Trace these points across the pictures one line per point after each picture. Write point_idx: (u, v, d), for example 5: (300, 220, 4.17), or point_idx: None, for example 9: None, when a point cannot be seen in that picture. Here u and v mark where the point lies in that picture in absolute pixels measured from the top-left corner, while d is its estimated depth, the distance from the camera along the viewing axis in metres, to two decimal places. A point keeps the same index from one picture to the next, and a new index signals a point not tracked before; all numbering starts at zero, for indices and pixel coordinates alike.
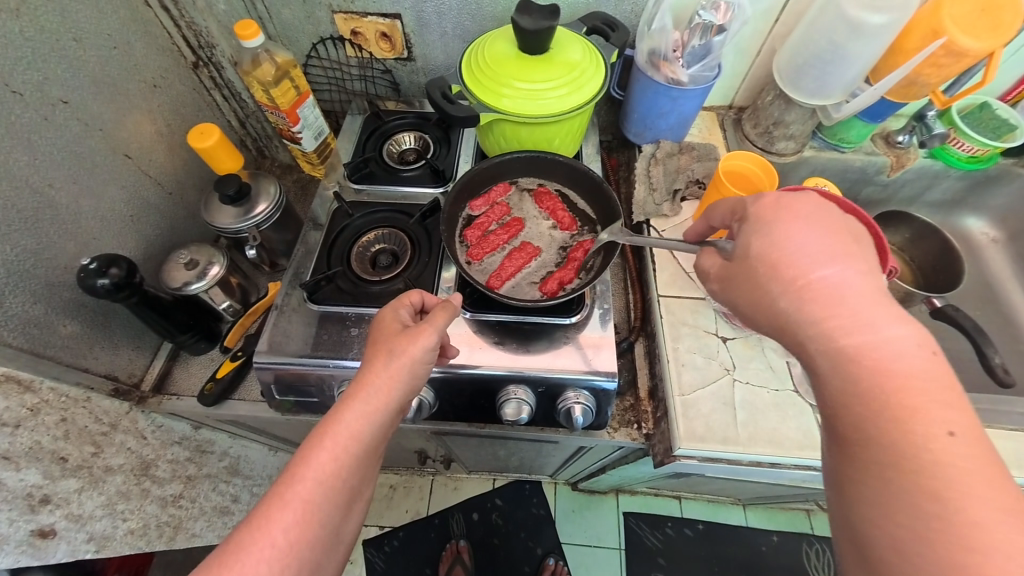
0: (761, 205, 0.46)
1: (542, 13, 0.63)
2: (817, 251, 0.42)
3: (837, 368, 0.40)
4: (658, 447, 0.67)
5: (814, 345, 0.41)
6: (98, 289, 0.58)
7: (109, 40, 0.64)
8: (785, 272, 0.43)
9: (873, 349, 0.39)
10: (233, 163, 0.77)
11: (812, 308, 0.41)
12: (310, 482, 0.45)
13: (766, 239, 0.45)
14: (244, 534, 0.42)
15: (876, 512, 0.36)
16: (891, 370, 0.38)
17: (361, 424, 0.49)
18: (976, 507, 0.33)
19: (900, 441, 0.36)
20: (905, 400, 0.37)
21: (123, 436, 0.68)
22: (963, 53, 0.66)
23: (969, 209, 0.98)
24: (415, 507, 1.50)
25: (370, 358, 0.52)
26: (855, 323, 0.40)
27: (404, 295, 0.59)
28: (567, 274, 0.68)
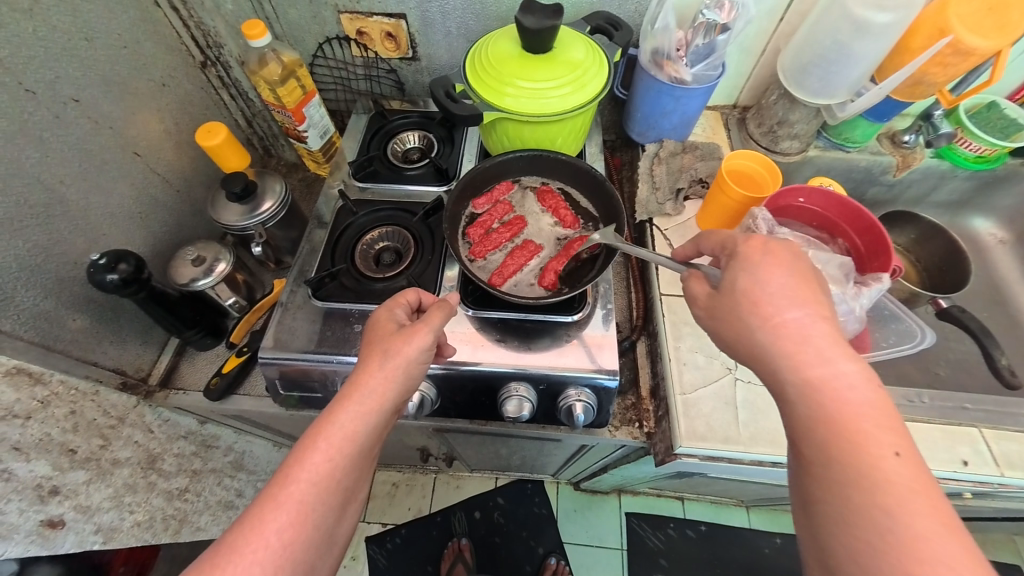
0: (748, 246, 0.47)
1: (545, 12, 0.64)
2: (789, 292, 0.44)
3: (804, 396, 0.41)
4: (659, 446, 0.67)
5: (780, 374, 0.43)
6: (107, 284, 0.59)
7: (119, 40, 0.65)
8: (763, 308, 0.44)
9: (834, 380, 0.41)
10: (239, 162, 0.78)
11: (783, 342, 0.43)
12: (304, 483, 0.45)
13: (748, 277, 0.46)
14: (237, 535, 0.42)
15: (834, 533, 0.38)
16: (843, 401, 0.40)
17: (356, 425, 0.49)
18: (921, 531, 0.34)
19: (851, 467, 0.38)
20: (857, 429, 0.39)
21: (130, 430, 0.70)
22: (970, 51, 0.66)
23: (976, 209, 0.97)
24: (417, 505, 1.51)
25: (365, 359, 0.53)
26: (814, 355, 0.42)
27: (400, 294, 0.60)
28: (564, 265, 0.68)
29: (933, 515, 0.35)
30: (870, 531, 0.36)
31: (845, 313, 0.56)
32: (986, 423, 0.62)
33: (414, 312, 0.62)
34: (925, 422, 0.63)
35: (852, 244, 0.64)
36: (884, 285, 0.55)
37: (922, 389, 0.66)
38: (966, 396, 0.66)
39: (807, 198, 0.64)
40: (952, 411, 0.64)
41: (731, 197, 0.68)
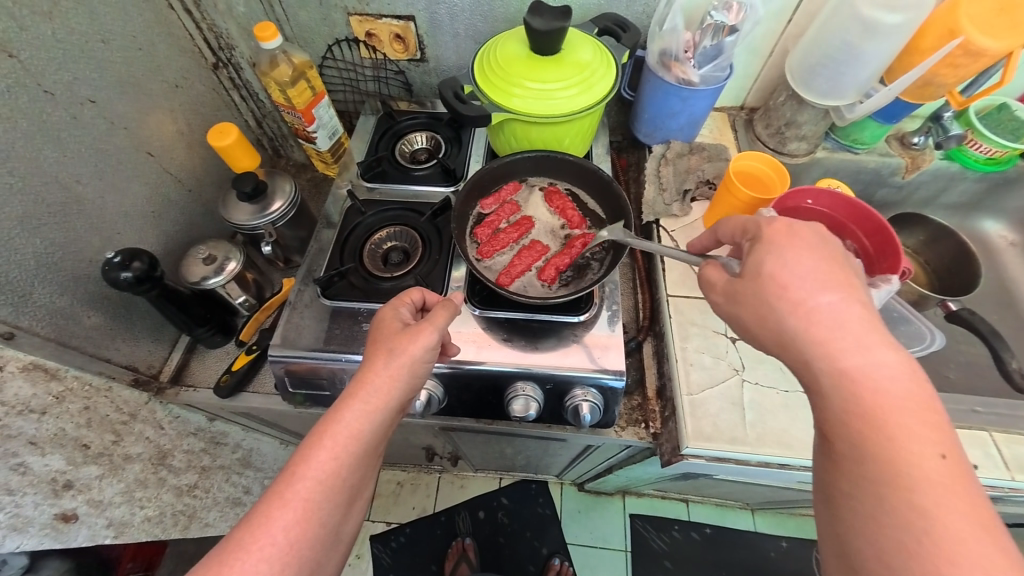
0: (775, 231, 0.46)
1: (554, 14, 0.64)
2: (823, 278, 0.43)
3: (837, 386, 0.41)
4: (665, 447, 0.67)
5: (812, 361, 0.42)
6: (121, 282, 0.60)
7: (134, 41, 0.66)
8: (794, 293, 0.43)
9: (870, 371, 0.40)
10: (249, 162, 0.79)
11: (815, 328, 0.42)
12: (310, 481, 0.46)
13: (777, 262, 0.45)
14: (244, 533, 0.43)
15: (866, 524, 0.37)
16: (878, 393, 0.39)
17: (361, 423, 0.50)
18: (956, 525, 0.34)
19: (886, 458, 0.37)
20: (890, 419, 0.38)
21: (141, 426, 0.70)
22: (980, 53, 0.65)
23: (986, 211, 0.96)
24: (421, 504, 1.51)
25: (370, 358, 0.53)
26: (852, 341, 0.41)
27: (405, 294, 0.60)
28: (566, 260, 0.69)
29: (967, 508, 0.35)
30: (906, 523, 0.35)
31: None
32: (996, 426, 0.62)
33: (417, 312, 0.62)
34: None
35: (860, 246, 0.63)
36: (894, 286, 0.55)
37: (931, 391, 0.66)
38: (976, 399, 0.65)
39: (815, 199, 0.64)
40: (962, 414, 0.63)
41: (738, 198, 0.68)
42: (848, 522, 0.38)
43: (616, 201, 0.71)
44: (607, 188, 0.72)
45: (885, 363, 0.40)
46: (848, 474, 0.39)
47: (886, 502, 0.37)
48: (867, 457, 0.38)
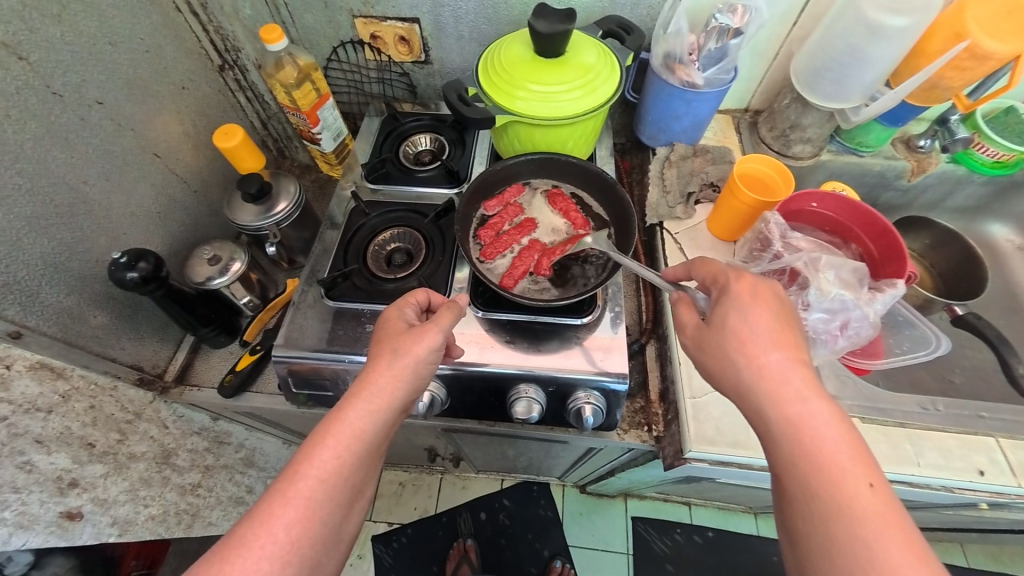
0: (737, 285, 0.49)
1: (558, 17, 0.64)
2: (772, 333, 0.46)
3: (786, 432, 0.43)
4: (668, 450, 0.67)
5: (762, 414, 0.45)
6: (127, 282, 0.60)
7: (141, 44, 0.67)
8: (747, 345, 0.46)
9: (811, 417, 0.43)
10: (254, 163, 0.79)
11: (767, 382, 0.44)
12: (313, 479, 0.46)
13: (736, 314, 0.47)
14: (246, 530, 0.43)
15: (820, 569, 0.39)
16: (821, 438, 0.42)
17: (364, 424, 0.50)
18: (899, 568, 0.36)
19: (832, 505, 0.40)
20: (833, 467, 0.41)
21: (146, 425, 0.71)
22: (987, 56, 0.65)
23: (993, 215, 0.95)
24: (423, 505, 1.51)
25: (374, 357, 0.54)
26: (793, 395, 0.44)
27: (411, 293, 0.60)
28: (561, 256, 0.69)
29: (909, 552, 0.37)
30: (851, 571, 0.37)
31: (858, 320, 0.54)
32: (1002, 432, 0.61)
33: (423, 312, 0.62)
34: (940, 430, 0.62)
35: (866, 249, 0.63)
36: (898, 291, 0.53)
37: (937, 396, 0.65)
38: (982, 404, 0.64)
39: (820, 202, 0.64)
40: (968, 419, 0.63)
41: (741, 200, 0.68)
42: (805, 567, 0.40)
43: (619, 204, 0.71)
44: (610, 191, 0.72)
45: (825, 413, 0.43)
46: (800, 521, 0.41)
47: (835, 548, 0.39)
48: (815, 504, 0.40)
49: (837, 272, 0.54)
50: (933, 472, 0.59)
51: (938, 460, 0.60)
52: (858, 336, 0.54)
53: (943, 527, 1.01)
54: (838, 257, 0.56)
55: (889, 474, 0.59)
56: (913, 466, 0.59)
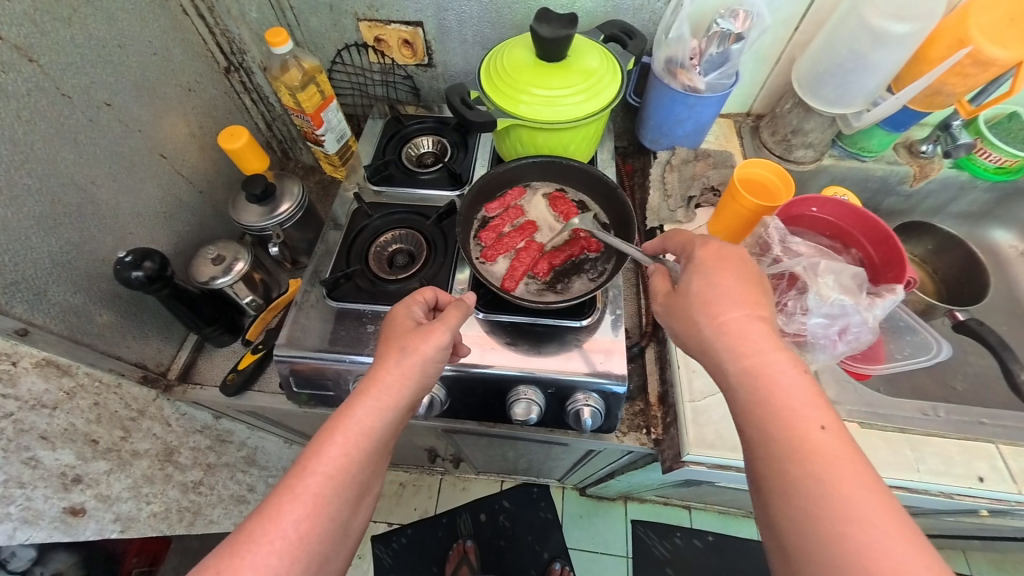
0: (702, 252, 0.51)
1: (561, 22, 0.65)
2: (733, 292, 0.47)
3: (744, 386, 0.44)
4: (667, 453, 0.67)
5: (723, 369, 0.46)
6: (133, 281, 0.61)
7: (150, 46, 0.68)
8: (708, 306, 0.48)
9: (771, 370, 0.44)
10: (259, 164, 0.80)
11: (729, 338, 0.46)
12: (322, 475, 0.47)
13: (699, 279, 0.49)
14: (256, 525, 0.43)
15: (782, 512, 0.39)
16: (780, 389, 0.43)
17: (372, 420, 0.51)
18: (856, 506, 0.37)
19: (791, 450, 0.40)
20: (791, 413, 0.41)
21: (149, 423, 0.72)
22: (990, 62, 0.65)
23: (996, 221, 0.95)
24: (423, 505, 1.52)
25: (382, 355, 0.54)
26: (752, 347, 0.45)
27: (418, 292, 0.61)
28: (557, 258, 0.70)
29: (868, 493, 0.37)
30: (813, 513, 0.38)
31: (857, 326, 0.53)
32: (1004, 439, 0.61)
33: (429, 310, 0.63)
34: (941, 436, 0.62)
35: (866, 255, 0.62)
36: (898, 296, 0.53)
37: (938, 402, 0.65)
38: (984, 411, 0.64)
39: (821, 207, 0.64)
40: (969, 426, 0.62)
41: (742, 205, 0.68)
42: (771, 516, 0.40)
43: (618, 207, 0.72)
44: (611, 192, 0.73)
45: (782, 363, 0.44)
46: (764, 471, 0.41)
47: (796, 493, 0.39)
48: (773, 451, 0.41)
49: (836, 277, 0.53)
50: (933, 478, 0.59)
51: (938, 467, 0.60)
52: (857, 342, 0.54)
53: (945, 534, 1.00)
54: (837, 262, 0.54)
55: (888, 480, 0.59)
56: (914, 471, 0.59)
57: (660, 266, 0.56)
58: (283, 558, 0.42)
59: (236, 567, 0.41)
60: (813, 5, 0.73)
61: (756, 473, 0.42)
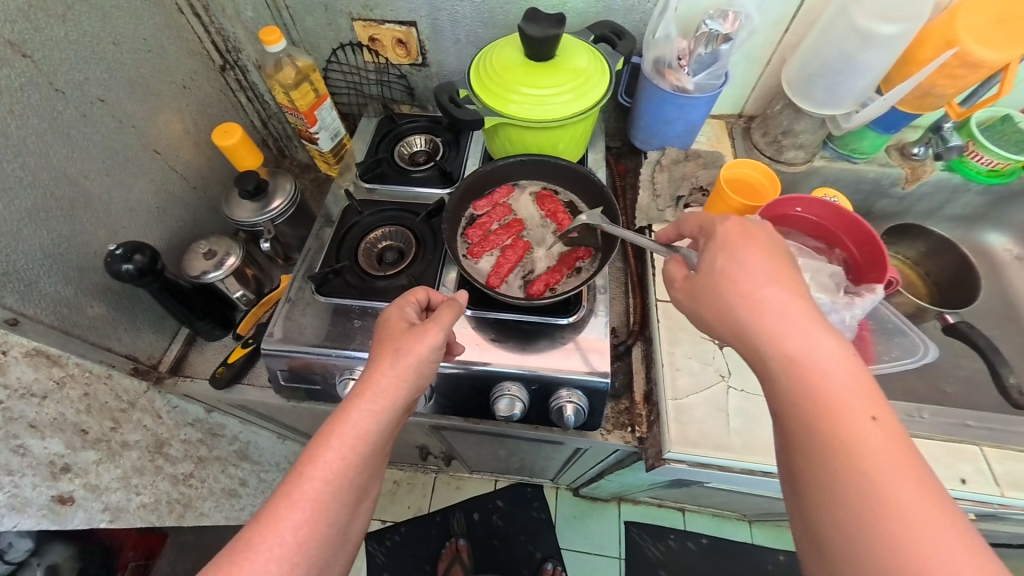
0: (724, 229, 0.49)
1: (549, 21, 0.65)
2: (766, 271, 0.45)
3: (785, 372, 0.42)
4: (650, 451, 0.67)
5: (764, 356, 0.44)
6: (123, 274, 0.62)
7: (144, 44, 0.69)
8: (741, 285, 0.45)
9: (811, 354, 0.42)
10: (253, 161, 0.81)
11: (768, 322, 0.44)
12: (318, 481, 0.47)
13: (726, 258, 0.47)
14: (254, 532, 0.44)
15: (821, 502, 0.39)
16: (824, 375, 0.41)
17: (368, 424, 0.51)
18: (902, 496, 0.36)
19: (838, 441, 0.39)
20: (837, 405, 0.40)
21: (140, 414, 0.73)
22: (979, 64, 0.65)
23: (990, 224, 0.94)
24: (417, 503, 1.52)
25: (376, 357, 0.54)
26: (795, 333, 0.43)
27: (411, 292, 0.61)
28: (555, 276, 0.68)
29: (918, 488, 0.37)
30: (860, 507, 0.37)
31: (835, 323, 0.54)
32: (988, 441, 0.61)
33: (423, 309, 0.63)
34: (925, 438, 0.61)
35: (849, 255, 0.61)
36: (877, 297, 0.53)
37: (923, 404, 0.64)
38: (969, 413, 0.64)
39: (805, 207, 0.62)
40: (954, 428, 0.62)
41: (730, 205, 0.68)
42: (810, 507, 0.40)
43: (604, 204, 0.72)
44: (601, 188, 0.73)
45: (827, 350, 0.42)
46: (806, 461, 0.41)
47: (842, 485, 0.38)
48: (820, 442, 0.40)
49: (815, 276, 0.53)
50: None
51: None
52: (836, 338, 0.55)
53: None
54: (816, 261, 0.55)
55: None
56: None
57: (676, 254, 0.56)
58: (281, 564, 0.43)
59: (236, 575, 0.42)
60: (803, 7, 0.73)
61: (797, 462, 0.42)
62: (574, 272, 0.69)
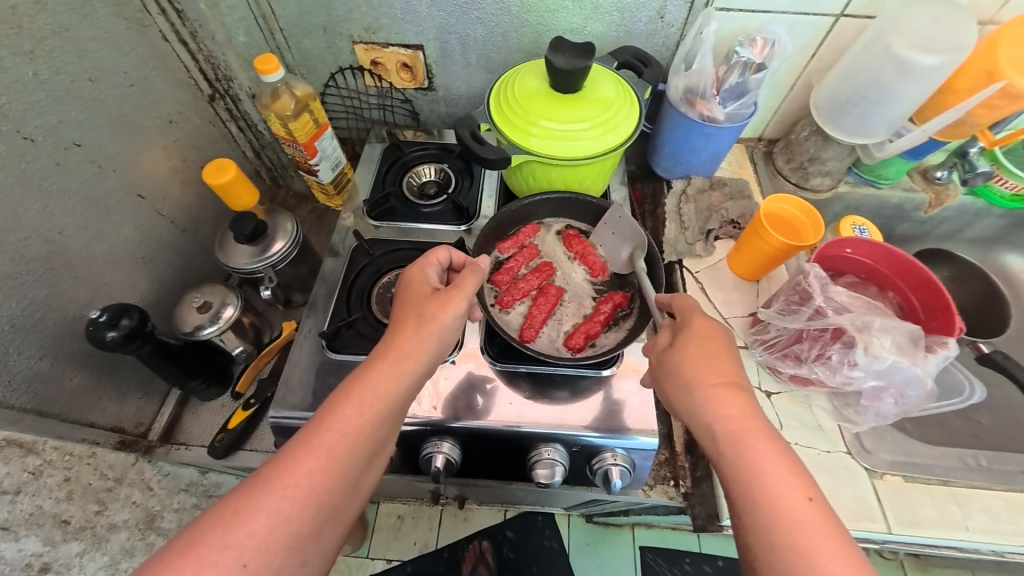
0: (695, 318, 0.51)
1: (576, 51, 0.61)
2: (714, 356, 0.47)
3: (731, 451, 0.42)
4: (697, 510, 0.62)
5: (712, 434, 0.44)
6: (108, 342, 0.55)
7: (126, 77, 0.62)
8: (694, 365, 0.47)
9: (754, 434, 0.43)
10: (248, 199, 0.73)
11: (717, 405, 0.45)
12: (336, 433, 0.45)
13: (690, 340, 0.49)
14: (271, 472, 0.42)
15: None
16: (767, 457, 0.41)
17: (389, 385, 0.49)
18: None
19: (781, 519, 0.38)
20: (773, 480, 0.40)
21: (128, 490, 0.64)
22: (1019, 95, 0.63)
23: (1009, 245, 0.93)
24: (423, 539, 1.28)
25: (398, 323, 0.52)
26: (736, 414, 0.44)
27: (433, 252, 0.58)
28: (593, 327, 0.63)
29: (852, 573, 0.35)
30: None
31: (913, 385, 0.52)
32: None
33: (444, 271, 0.61)
34: (985, 488, 0.59)
35: (906, 300, 0.61)
36: (950, 353, 0.53)
37: (976, 449, 0.63)
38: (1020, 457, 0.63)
39: (855, 248, 0.62)
40: (1009, 475, 0.61)
41: (769, 242, 0.66)
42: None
43: (626, 260, 0.67)
44: (630, 245, 0.67)
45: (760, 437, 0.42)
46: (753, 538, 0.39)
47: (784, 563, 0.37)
48: (763, 522, 0.39)
49: (894, 338, 0.52)
50: (983, 537, 0.56)
51: (987, 523, 0.56)
52: (912, 400, 0.54)
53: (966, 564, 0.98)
54: (891, 319, 0.54)
55: (934, 539, 0.56)
56: (962, 530, 0.56)
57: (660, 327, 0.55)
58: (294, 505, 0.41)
59: (251, 510, 0.40)
60: (831, 33, 0.71)
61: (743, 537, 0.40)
62: (613, 323, 0.64)
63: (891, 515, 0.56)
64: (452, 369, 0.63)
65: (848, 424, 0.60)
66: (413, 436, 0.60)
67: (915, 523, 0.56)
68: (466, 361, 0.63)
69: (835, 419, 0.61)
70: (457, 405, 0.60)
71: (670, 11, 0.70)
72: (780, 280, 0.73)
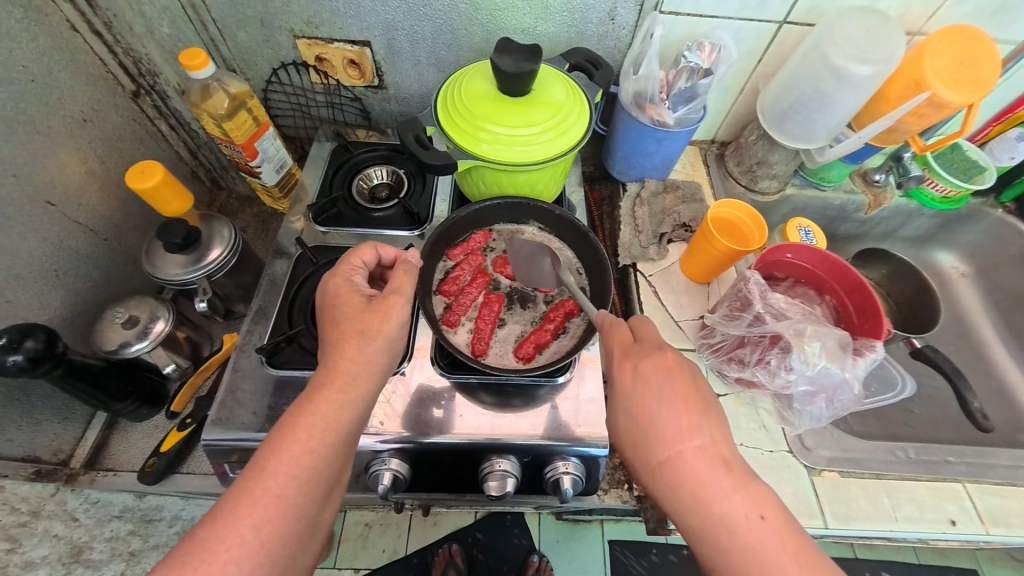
0: (627, 369, 0.49)
1: (523, 53, 0.59)
2: (670, 414, 0.45)
3: (700, 518, 0.42)
4: (651, 514, 0.65)
5: (679, 502, 0.43)
6: (8, 367, 0.51)
7: (24, 72, 0.57)
8: (652, 434, 0.45)
9: (715, 496, 0.42)
10: (178, 205, 0.68)
11: (684, 466, 0.43)
12: (283, 477, 0.42)
13: (637, 402, 0.47)
14: (208, 533, 0.39)
15: None
16: (731, 519, 0.41)
17: (338, 413, 0.46)
18: None
19: None
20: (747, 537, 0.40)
21: (47, 523, 0.61)
22: (944, 104, 0.66)
23: (941, 244, 0.98)
24: (392, 546, 1.18)
25: (338, 344, 0.49)
26: (698, 469, 0.43)
27: (357, 253, 0.57)
28: (543, 336, 0.63)
29: None
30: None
31: (842, 388, 0.55)
32: (964, 477, 0.63)
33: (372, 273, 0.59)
34: (913, 479, 0.63)
35: (840, 303, 0.65)
36: (876, 355, 0.56)
37: (906, 442, 0.66)
38: (949, 448, 0.66)
39: (795, 254, 0.65)
40: (937, 466, 0.64)
41: (716, 247, 0.68)
42: None
43: (551, 273, 0.67)
44: (549, 258, 0.68)
45: (753, 494, 0.42)
46: None
47: None
48: None
49: (822, 343, 0.54)
50: (910, 525, 0.59)
51: (914, 513, 0.60)
52: (843, 403, 0.57)
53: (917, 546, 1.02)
54: (823, 325, 0.56)
55: (867, 530, 0.59)
56: (892, 521, 0.59)
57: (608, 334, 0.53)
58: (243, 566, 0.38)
59: None
60: (776, 39, 0.72)
61: None
62: (564, 331, 0.65)
63: (828, 511, 0.59)
64: (404, 380, 0.61)
65: (788, 425, 0.62)
66: (360, 454, 0.58)
67: (850, 516, 0.59)
68: (415, 374, 0.62)
69: (779, 420, 0.64)
70: (405, 421, 0.58)
71: (620, 13, 0.69)
72: (729, 282, 0.75)
